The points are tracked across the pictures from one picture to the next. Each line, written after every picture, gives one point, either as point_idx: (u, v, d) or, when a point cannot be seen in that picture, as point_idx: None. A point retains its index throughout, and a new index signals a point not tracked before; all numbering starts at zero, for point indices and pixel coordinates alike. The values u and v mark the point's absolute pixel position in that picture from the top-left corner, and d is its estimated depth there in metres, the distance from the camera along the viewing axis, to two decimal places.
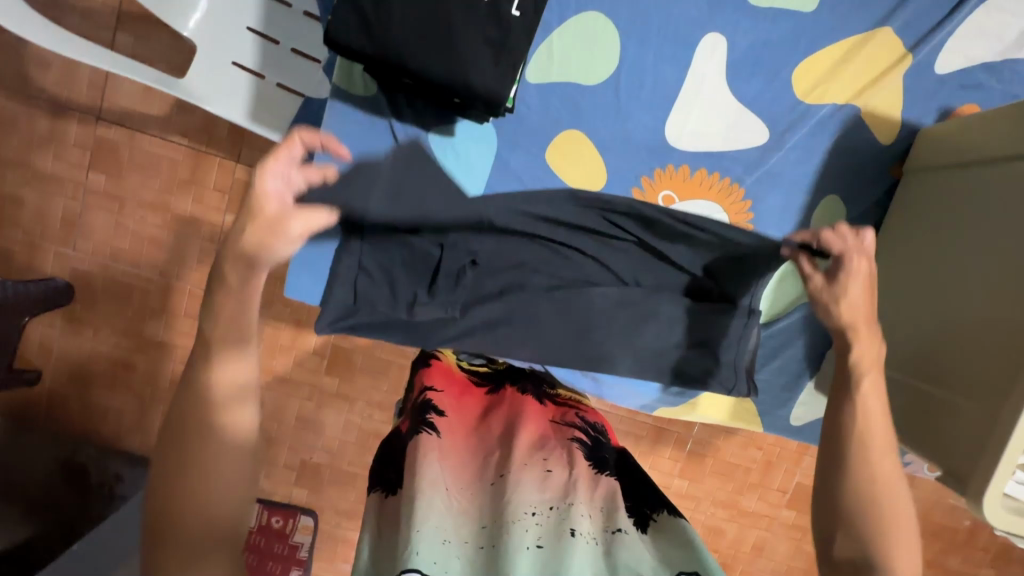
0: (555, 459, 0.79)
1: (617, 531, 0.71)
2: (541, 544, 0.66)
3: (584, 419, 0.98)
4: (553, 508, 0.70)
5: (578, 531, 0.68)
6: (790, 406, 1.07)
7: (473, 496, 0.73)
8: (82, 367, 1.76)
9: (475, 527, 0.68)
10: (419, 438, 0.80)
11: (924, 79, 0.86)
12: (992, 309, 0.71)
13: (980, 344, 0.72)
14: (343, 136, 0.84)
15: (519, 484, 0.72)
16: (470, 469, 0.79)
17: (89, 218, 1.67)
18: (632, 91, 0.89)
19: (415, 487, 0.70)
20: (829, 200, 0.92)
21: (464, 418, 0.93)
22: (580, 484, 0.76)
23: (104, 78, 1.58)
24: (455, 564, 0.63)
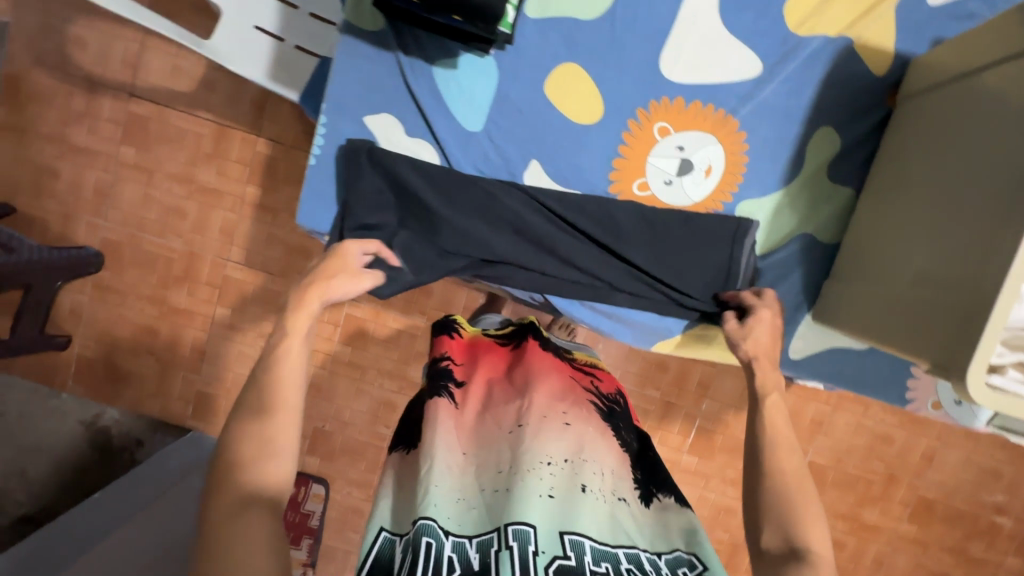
0: (573, 415, 0.84)
1: (620, 494, 0.78)
2: (553, 494, 0.72)
3: (597, 388, 0.99)
4: (567, 462, 0.77)
5: (588, 486, 0.74)
6: (788, 338, 0.95)
7: (493, 446, 0.79)
8: (108, 333, 1.84)
9: (493, 475, 0.75)
10: (437, 399, 0.83)
11: (915, 10, 0.86)
12: (962, 209, 0.70)
13: (953, 240, 0.70)
14: (350, 70, 0.87)
15: (536, 437, 0.77)
16: (489, 421, 0.84)
17: (119, 190, 1.77)
18: (627, 23, 0.87)
19: (435, 443, 0.76)
20: (825, 130, 0.90)
21: (483, 371, 0.96)
22: (598, 440, 0.82)
23: (136, 57, 1.69)
24: (473, 513, 0.71)
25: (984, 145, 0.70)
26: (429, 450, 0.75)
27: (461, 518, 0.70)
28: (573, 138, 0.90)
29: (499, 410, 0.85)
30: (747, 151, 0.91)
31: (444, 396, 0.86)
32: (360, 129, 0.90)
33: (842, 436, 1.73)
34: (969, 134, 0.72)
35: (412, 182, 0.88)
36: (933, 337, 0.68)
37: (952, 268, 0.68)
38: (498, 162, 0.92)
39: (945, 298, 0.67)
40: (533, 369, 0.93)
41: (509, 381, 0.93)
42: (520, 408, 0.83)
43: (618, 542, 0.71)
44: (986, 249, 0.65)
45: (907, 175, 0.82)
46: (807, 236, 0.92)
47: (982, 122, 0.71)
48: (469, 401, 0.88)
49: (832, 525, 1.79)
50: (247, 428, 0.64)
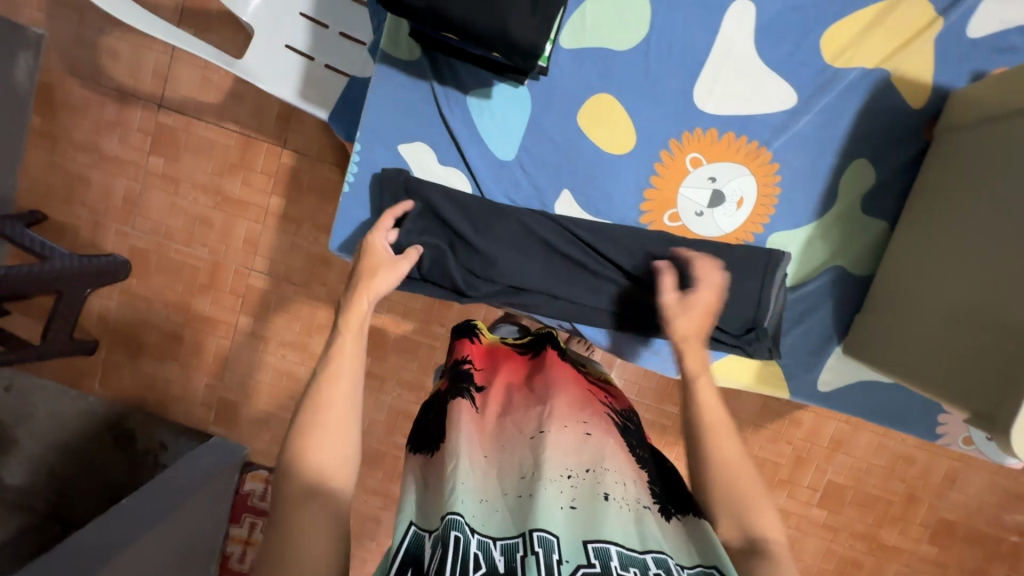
0: (593, 424, 0.82)
1: (646, 502, 0.72)
2: (574, 505, 0.69)
3: (613, 405, 0.96)
4: (588, 472, 0.73)
5: (611, 495, 0.70)
6: (818, 370, 0.94)
7: (514, 450, 0.77)
8: (135, 338, 1.87)
9: (516, 479, 0.73)
10: (457, 403, 0.84)
11: (955, 43, 0.85)
12: (1007, 249, 0.70)
13: (998, 280, 0.69)
14: (387, 99, 0.88)
15: (558, 443, 0.75)
16: (509, 425, 0.83)
17: (147, 198, 1.80)
18: (662, 54, 0.87)
19: (458, 445, 0.75)
20: (860, 162, 0.89)
21: (504, 377, 0.97)
22: (618, 452, 0.79)
23: (166, 69, 1.72)
24: (497, 516, 0.69)
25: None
26: (454, 450, 0.74)
27: (485, 518, 0.67)
28: (605, 167, 0.91)
29: (519, 414, 0.84)
30: (779, 183, 0.90)
31: (466, 399, 0.86)
32: (393, 156, 0.91)
33: (862, 455, 1.71)
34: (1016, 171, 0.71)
35: (443, 208, 0.88)
36: (981, 382, 0.67)
37: (995, 309, 0.68)
38: (529, 190, 0.92)
39: (1000, 342, 0.66)
40: (553, 377, 0.92)
41: (529, 390, 0.92)
42: (540, 415, 0.81)
43: (646, 548, 0.65)
44: None
45: (948, 211, 0.81)
46: (838, 268, 0.92)
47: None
48: (490, 407, 0.87)
49: (850, 544, 1.77)
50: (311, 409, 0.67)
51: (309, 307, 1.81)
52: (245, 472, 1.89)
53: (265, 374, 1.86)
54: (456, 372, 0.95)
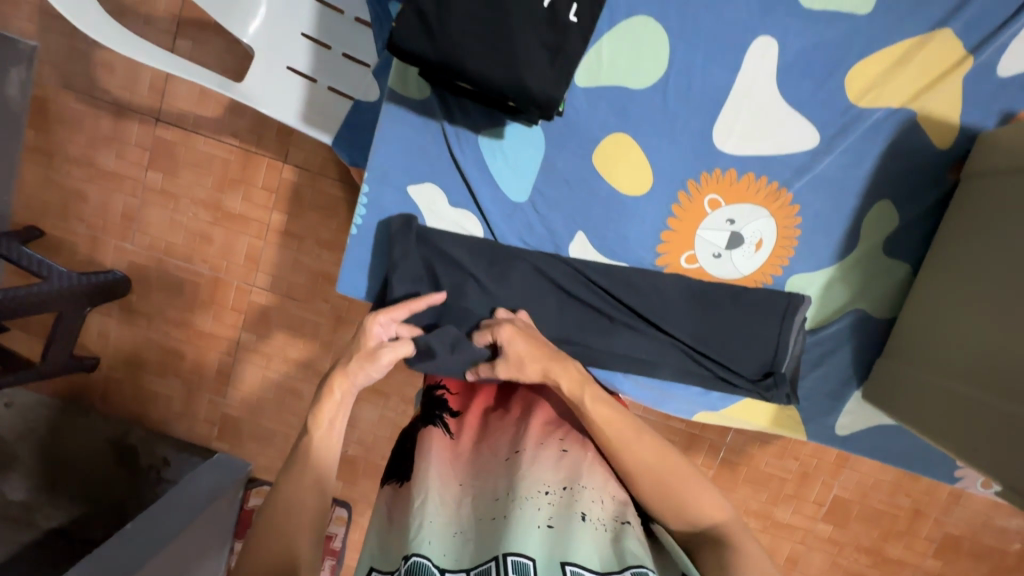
0: (570, 440, 0.77)
1: (627, 518, 0.70)
2: (552, 523, 0.65)
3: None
4: (565, 489, 0.69)
5: (587, 515, 0.67)
6: (836, 413, 0.93)
7: (490, 476, 0.73)
8: (136, 355, 1.85)
9: (491, 503, 0.69)
10: (431, 432, 0.80)
11: (984, 83, 0.82)
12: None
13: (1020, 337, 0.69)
14: (395, 140, 0.86)
15: (533, 464, 0.71)
16: (485, 449, 0.78)
17: (146, 213, 1.76)
18: (680, 93, 0.84)
19: (429, 479, 0.72)
20: (884, 204, 0.87)
21: (482, 400, 0.89)
22: (597, 466, 0.74)
23: (164, 82, 1.68)
24: (470, 546, 0.66)
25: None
26: (421, 484, 0.71)
27: (459, 552, 0.65)
28: (620, 208, 0.88)
29: (494, 437, 0.79)
30: (800, 224, 0.88)
31: (439, 426, 0.82)
32: (403, 199, 0.88)
33: (868, 472, 1.70)
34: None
35: (453, 259, 0.87)
36: (980, 444, 0.70)
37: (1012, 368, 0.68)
38: (542, 232, 0.90)
39: (1012, 409, 0.66)
40: (534, 397, 0.85)
41: (505, 410, 0.85)
42: (515, 434, 0.77)
43: (624, 565, 0.62)
44: None
45: (981, 254, 0.78)
46: (859, 311, 0.90)
47: None
48: (465, 431, 0.82)
49: (854, 558, 1.75)
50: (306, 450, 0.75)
51: (312, 322, 1.79)
52: (249, 488, 1.88)
53: (268, 391, 1.84)
54: (432, 400, 0.89)
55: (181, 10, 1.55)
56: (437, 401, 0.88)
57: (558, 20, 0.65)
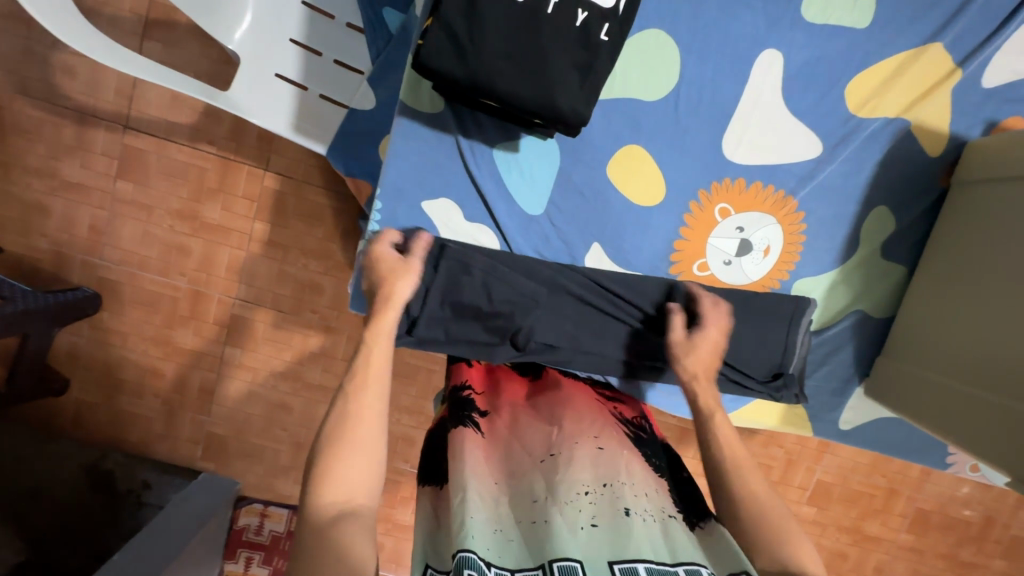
0: (605, 438, 0.75)
1: (670, 511, 0.68)
2: (596, 523, 0.63)
3: (621, 413, 0.87)
4: (605, 486, 0.68)
5: (632, 509, 0.65)
6: (838, 408, 0.98)
7: (526, 475, 0.70)
8: (110, 375, 1.75)
9: (530, 505, 0.66)
10: (462, 428, 0.77)
11: (971, 94, 0.87)
12: None
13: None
14: (410, 154, 0.84)
15: (573, 462, 0.70)
16: (517, 447, 0.75)
17: (117, 226, 1.67)
18: (692, 106, 0.86)
19: (467, 474, 0.68)
20: (880, 210, 0.91)
21: (508, 400, 0.85)
22: (635, 463, 0.72)
23: (131, 87, 1.59)
24: (514, 547, 0.62)
25: None
26: (460, 481, 0.68)
27: (502, 551, 0.61)
28: (635, 219, 0.89)
29: (525, 434, 0.77)
30: (805, 231, 0.91)
31: (470, 426, 0.78)
32: (417, 214, 0.87)
33: (847, 455, 1.79)
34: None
35: (472, 294, 0.84)
36: (986, 434, 0.73)
37: (1017, 363, 0.71)
38: (558, 244, 0.90)
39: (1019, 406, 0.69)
40: (560, 396, 0.84)
41: (534, 408, 0.83)
42: (549, 434, 0.75)
43: (676, 559, 0.60)
44: None
45: (981, 247, 0.81)
46: (859, 312, 0.94)
47: None
48: (497, 430, 0.79)
49: (835, 536, 1.85)
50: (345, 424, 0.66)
51: (299, 333, 1.74)
52: (238, 507, 1.82)
53: (255, 407, 1.78)
54: (456, 397, 0.84)
55: (149, 11, 1.47)
56: (462, 400, 0.83)
57: (589, 39, 0.65)
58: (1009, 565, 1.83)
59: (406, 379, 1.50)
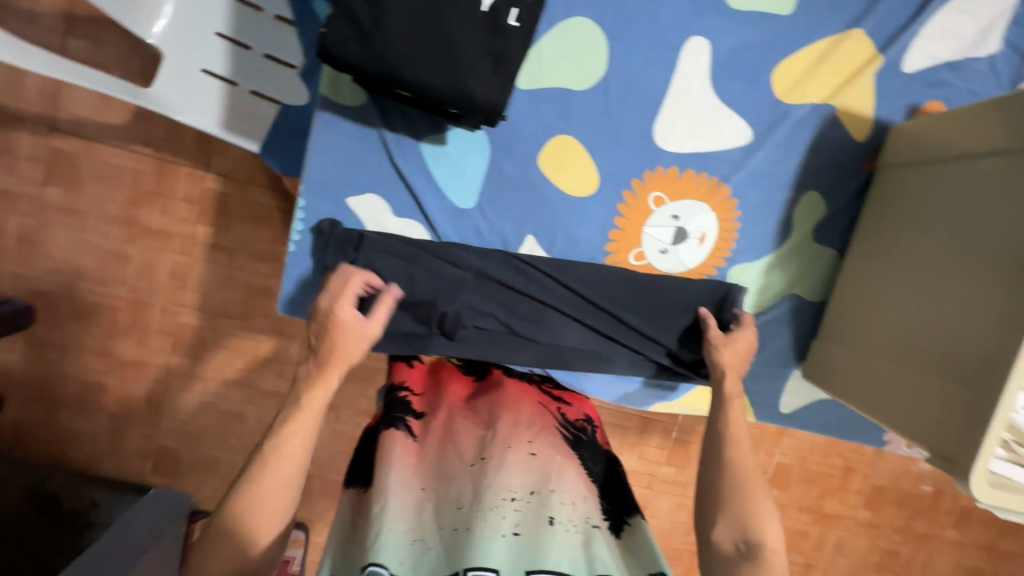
0: (539, 443, 0.75)
1: (596, 520, 0.66)
2: (518, 532, 0.61)
3: (564, 416, 0.87)
4: (533, 494, 0.66)
5: (556, 519, 0.63)
6: (779, 392, 0.98)
7: (453, 480, 0.68)
8: (49, 392, 1.67)
9: (453, 511, 0.63)
10: (392, 432, 0.74)
11: (894, 79, 0.88)
12: (974, 279, 0.70)
13: (963, 309, 0.70)
14: (333, 149, 0.81)
15: (502, 468, 0.68)
16: (449, 451, 0.73)
17: (48, 234, 1.58)
18: (621, 94, 0.85)
19: (389, 483, 0.66)
20: (812, 194, 0.92)
21: (449, 401, 0.83)
22: (566, 470, 0.71)
23: (56, 87, 1.50)
24: (430, 556, 0.59)
25: (991, 218, 0.70)
26: (381, 489, 0.65)
27: (418, 562, 0.58)
28: (568, 210, 0.88)
29: (459, 439, 0.75)
30: (738, 217, 0.91)
31: (401, 429, 0.76)
32: (345, 211, 0.84)
33: (805, 437, 1.84)
34: (971, 211, 0.73)
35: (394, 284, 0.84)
36: (928, 419, 0.70)
37: (957, 345, 0.69)
38: (492, 237, 0.89)
39: (961, 390, 0.67)
40: (501, 399, 0.82)
41: (471, 410, 0.81)
42: (483, 439, 0.74)
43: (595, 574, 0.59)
44: (1002, 329, 0.64)
45: (914, 231, 0.81)
46: (795, 296, 0.95)
47: (985, 198, 0.72)
48: (430, 434, 0.76)
49: (797, 516, 1.90)
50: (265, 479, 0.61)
51: (251, 339, 1.69)
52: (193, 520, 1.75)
53: (209, 417, 1.72)
54: (391, 399, 0.82)
55: (71, 6, 1.39)
56: (398, 401, 0.80)
57: (497, 26, 0.63)
58: (960, 534, 1.91)
59: (362, 382, 1.47)
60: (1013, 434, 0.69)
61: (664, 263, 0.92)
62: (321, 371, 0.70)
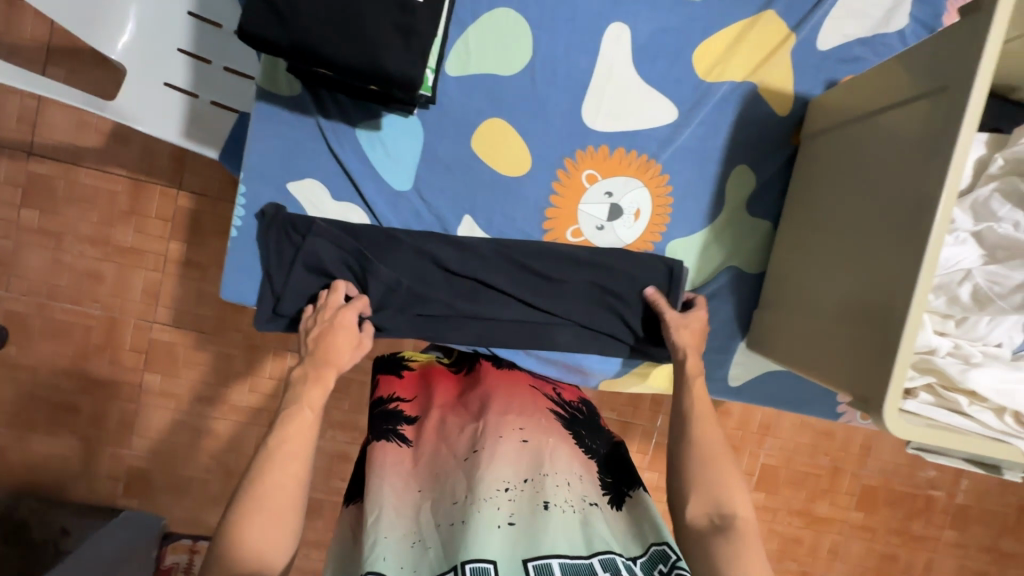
0: (530, 429, 0.80)
1: (591, 499, 0.74)
2: (513, 521, 0.67)
3: (559, 395, 0.94)
4: (526, 482, 0.73)
5: (551, 503, 0.69)
6: (725, 366, 0.99)
7: (448, 477, 0.74)
8: (21, 414, 1.65)
9: (449, 507, 0.70)
10: (384, 442, 0.80)
11: (809, 57, 0.92)
12: (868, 227, 0.73)
13: (861, 258, 0.72)
14: (272, 137, 0.85)
15: (495, 460, 0.74)
16: (442, 450, 0.79)
17: (23, 257, 1.60)
18: (548, 77, 0.89)
19: (384, 493, 0.72)
20: (741, 168, 0.95)
21: (438, 403, 0.87)
22: (559, 452, 0.77)
23: (34, 113, 1.55)
24: (430, 554, 0.66)
25: (876, 169, 0.74)
26: (377, 499, 0.72)
27: (417, 562, 0.65)
28: (504, 189, 0.91)
29: (452, 435, 0.80)
30: (671, 193, 0.94)
31: (394, 439, 0.81)
32: (284, 196, 0.87)
33: (789, 436, 1.80)
34: (861, 167, 0.77)
35: (338, 266, 0.86)
36: (845, 367, 0.71)
37: (862, 292, 0.71)
38: (430, 219, 0.91)
39: (868, 332, 0.68)
40: (490, 392, 0.86)
41: (463, 406, 0.86)
42: (474, 433, 0.79)
43: (592, 550, 0.65)
44: (894, 270, 0.66)
45: (822, 195, 0.84)
46: (734, 269, 0.96)
47: (871, 153, 0.75)
48: (424, 437, 0.82)
49: (788, 521, 1.84)
50: (267, 473, 0.68)
51: (224, 355, 1.68)
52: (163, 545, 1.71)
53: (181, 436, 1.69)
54: (381, 413, 0.86)
55: (49, 37, 1.46)
56: (389, 413, 0.86)
57: (405, 2, 0.68)
58: (959, 535, 1.82)
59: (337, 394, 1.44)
60: (938, 379, 0.70)
61: (607, 237, 0.94)
62: (320, 379, 0.76)
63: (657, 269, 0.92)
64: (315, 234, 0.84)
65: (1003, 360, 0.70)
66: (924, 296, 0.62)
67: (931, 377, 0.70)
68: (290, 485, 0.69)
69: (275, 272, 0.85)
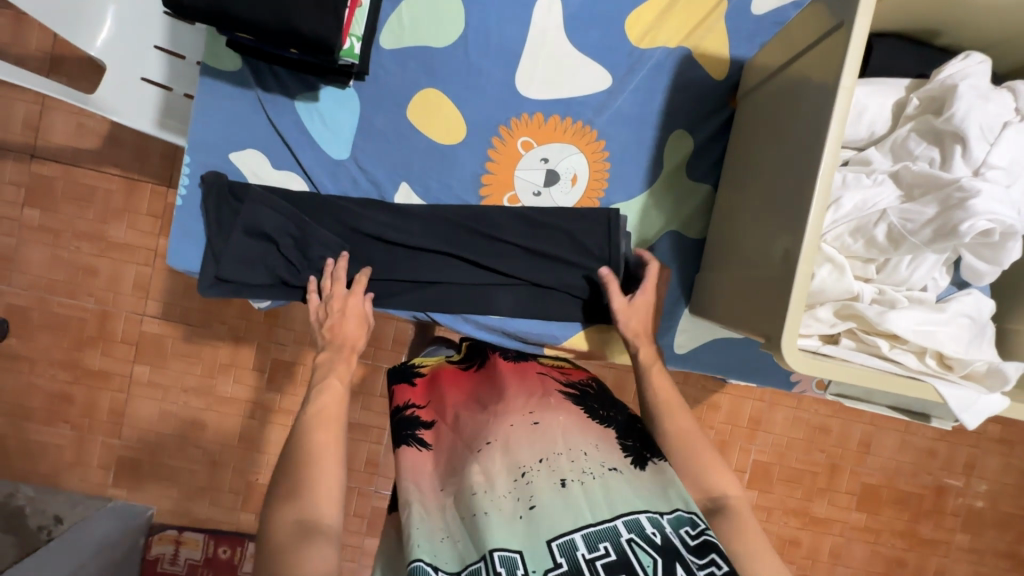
0: (541, 412, 0.75)
1: (611, 464, 0.69)
2: (534, 504, 0.65)
3: (567, 377, 0.88)
4: (542, 461, 0.69)
5: (567, 478, 0.67)
6: (671, 333, 0.97)
7: (463, 471, 0.72)
8: (14, 404, 1.65)
9: (467, 498, 0.68)
10: (404, 448, 0.78)
11: (743, 20, 0.93)
12: (777, 174, 0.74)
13: (772, 206, 0.74)
14: (214, 109, 0.90)
15: (508, 447, 0.71)
16: (458, 445, 0.77)
17: (25, 252, 1.61)
18: (480, 47, 0.92)
19: (409, 491, 0.73)
20: (678, 133, 0.95)
21: (453, 402, 0.85)
22: (572, 428, 0.73)
23: (38, 116, 1.57)
24: (459, 546, 0.65)
25: (785, 117, 0.75)
26: (405, 499, 0.72)
27: (447, 554, 0.65)
28: (440, 157, 0.94)
29: (466, 430, 0.78)
30: (608, 158, 0.95)
31: (414, 445, 0.80)
32: (226, 166, 0.91)
33: (781, 431, 1.60)
34: (775, 119, 0.78)
35: (273, 225, 0.88)
36: (759, 312, 0.71)
37: (772, 236, 0.72)
38: (367, 185, 0.94)
39: (776, 273, 0.68)
40: (499, 385, 0.83)
41: (476, 402, 0.83)
42: (485, 424, 0.77)
43: (614, 513, 0.63)
44: (794, 209, 0.67)
45: (746, 153, 0.85)
46: (673, 233, 0.96)
47: (783, 103, 0.77)
48: (443, 438, 0.80)
49: (784, 521, 1.63)
50: (304, 437, 0.70)
51: (210, 348, 1.67)
52: (150, 535, 1.70)
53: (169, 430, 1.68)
54: (400, 420, 0.84)
55: (53, 47, 1.56)
56: (405, 420, 0.84)
57: None
58: (977, 542, 1.63)
59: None
60: (859, 324, 0.69)
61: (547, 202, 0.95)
62: (343, 358, 0.81)
63: (597, 227, 0.92)
64: (250, 201, 0.88)
65: (927, 303, 0.69)
66: (818, 229, 0.64)
67: (852, 323, 0.69)
68: (333, 445, 0.70)
69: (216, 238, 0.88)
